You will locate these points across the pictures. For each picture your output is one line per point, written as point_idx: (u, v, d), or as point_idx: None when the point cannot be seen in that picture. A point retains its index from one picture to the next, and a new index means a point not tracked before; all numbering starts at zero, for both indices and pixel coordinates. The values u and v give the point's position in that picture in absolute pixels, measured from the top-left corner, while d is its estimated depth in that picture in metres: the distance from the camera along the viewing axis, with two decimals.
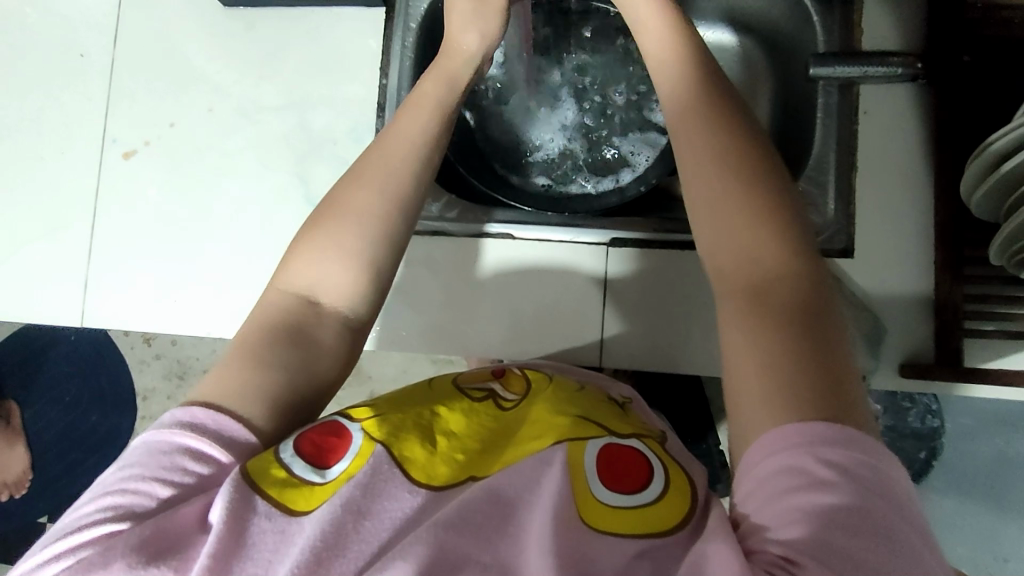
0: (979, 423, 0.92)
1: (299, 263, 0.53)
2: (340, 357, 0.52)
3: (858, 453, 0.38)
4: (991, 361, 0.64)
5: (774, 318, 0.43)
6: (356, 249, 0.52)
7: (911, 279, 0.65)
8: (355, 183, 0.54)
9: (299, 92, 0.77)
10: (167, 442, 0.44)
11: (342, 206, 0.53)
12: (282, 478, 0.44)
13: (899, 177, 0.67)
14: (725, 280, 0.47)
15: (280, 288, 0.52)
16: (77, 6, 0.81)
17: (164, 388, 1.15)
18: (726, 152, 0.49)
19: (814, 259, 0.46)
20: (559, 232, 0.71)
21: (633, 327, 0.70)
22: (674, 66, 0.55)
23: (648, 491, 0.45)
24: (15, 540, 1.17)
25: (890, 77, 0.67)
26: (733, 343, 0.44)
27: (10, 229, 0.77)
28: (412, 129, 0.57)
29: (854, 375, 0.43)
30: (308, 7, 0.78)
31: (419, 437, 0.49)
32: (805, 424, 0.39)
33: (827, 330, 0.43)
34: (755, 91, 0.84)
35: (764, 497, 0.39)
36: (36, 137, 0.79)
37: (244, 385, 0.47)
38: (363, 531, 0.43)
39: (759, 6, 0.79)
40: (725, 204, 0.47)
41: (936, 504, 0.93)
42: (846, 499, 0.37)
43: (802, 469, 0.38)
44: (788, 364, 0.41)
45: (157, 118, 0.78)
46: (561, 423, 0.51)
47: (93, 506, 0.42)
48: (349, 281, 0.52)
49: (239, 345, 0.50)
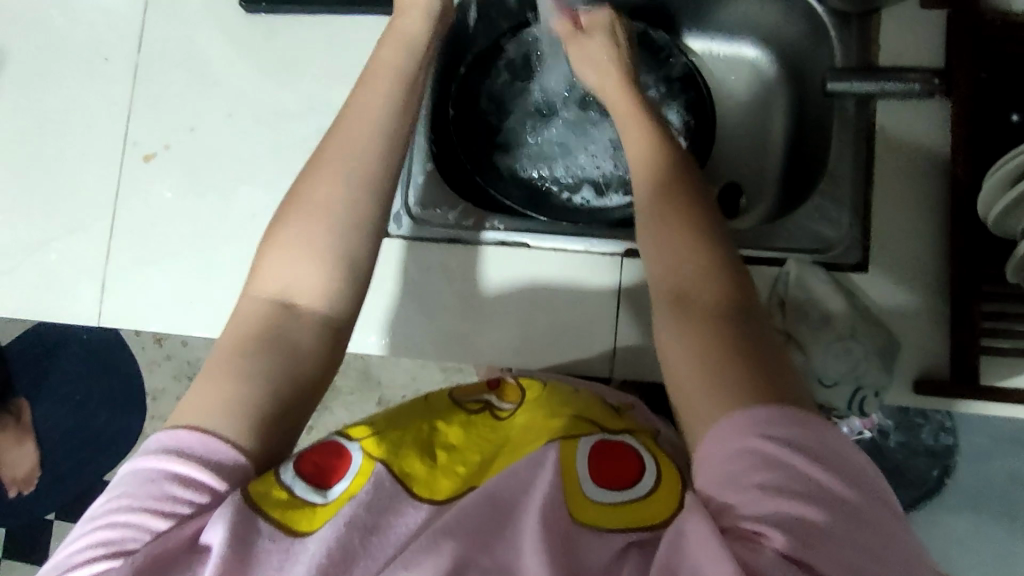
0: (994, 442, 0.94)
1: (270, 261, 0.53)
2: (321, 356, 0.52)
3: (799, 426, 0.40)
4: (1009, 378, 0.63)
5: (706, 321, 0.46)
6: (324, 242, 0.52)
7: (924, 297, 0.65)
8: (314, 176, 0.54)
9: (319, 99, 0.77)
10: (156, 470, 0.44)
11: (304, 203, 0.53)
12: (284, 500, 0.44)
13: (917, 192, 0.67)
14: (662, 287, 0.49)
15: (254, 293, 0.52)
16: (104, 10, 0.82)
17: (174, 389, 1.16)
18: (663, 182, 0.54)
19: (740, 267, 0.49)
20: (575, 242, 0.72)
21: (647, 339, 0.69)
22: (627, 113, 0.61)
23: (641, 485, 0.46)
24: (25, 535, 1.19)
25: (907, 93, 0.67)
26: (672, 344, 0.47)
27: (29, 228, 0.78)
28: (372, 108, 0.58)
29: (787, 367, 0.45)
30: (329, 15, 0.79)
31: (418, 453, 0.51)
32: (751, 413, 0.41)
33: (756, 329, 0.46)
34: (772, 103, 0.84)
35: (722, 482, 0.40)
36: (58, 138, 0.80)
37: (222, 398, 0.47)
38: (370, 547, 0.44)
39: (778, 19, 0.79)
40: (659, 220, 0.51)
41: (946, 520, 0.96)
42: (796, 471, 0.39)
43: (752, 450, 0.40)
44: (724, 359, 0.44)
45: (177, 122, 0.79)
46: (555, 424, 0.52)
47: (87, 542, 0.43)
48: (319, 274, 0.52)
49: (217, 357, 0.49)
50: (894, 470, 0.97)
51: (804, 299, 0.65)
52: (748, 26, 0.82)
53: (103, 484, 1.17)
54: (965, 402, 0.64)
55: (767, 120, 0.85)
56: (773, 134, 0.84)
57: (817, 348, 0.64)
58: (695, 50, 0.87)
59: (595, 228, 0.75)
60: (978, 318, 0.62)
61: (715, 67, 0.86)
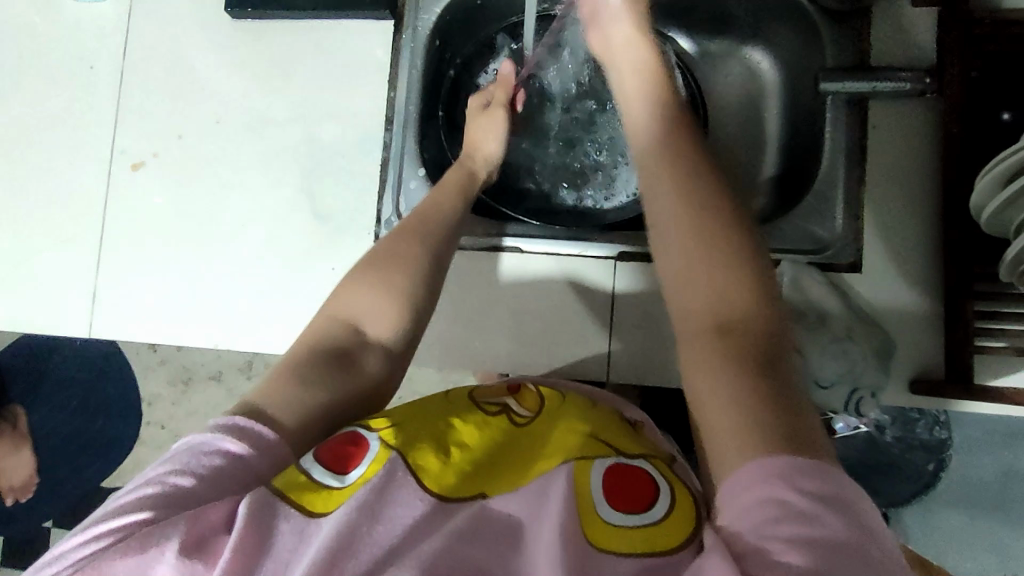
0: (986, 436, 0.97)
1: (351, 288, 0.56)
2: (377, 389, 0.54)
3: (827, 482, 0.39)
4: (1001, 375, 0.64)
5: (733, 353, 0.44)
6: (402, 287, 0.56)
7: (912, 295, 0.66)
8: (406, 233, 0.59)
9: (309, 105, 0.77)
10: (210, 443, 0.44)
11: (394, 251, 0.58)
12: (302, 483, 0.45)
13: (906, 191, 0.67)
14: (684, 304, 0.48)
15: (331, 312, 0.55)
16: (86, 17, 0.81)
17: (168, 395, 1.16)
18: (689, 198, 0.50)
19: (768, 287, 0.47)
20: (568, 246, 0.71)
21: (637, 344, 0.69)
22: (650, 124, 0.57)
23: (655, 510, 0.45)
24: (20, 544, 1.18)
25: (899, 92, 0.67)
26: (698, 374, 0.45)
27: (20, 238, 0.78)
28: (445, 200, 0.64)
29: (810, 407, 0.43)
30: (316, 21, 0.78)
31: (433, 448, 0.51)
32: (780, 460, 0.39)
33: (781, 365, 0.44)
34: (762, 111, 0.84)
35: (747, 531, 0.39)
36: (46, 147, 0.79)
37: (288, 407, 0.48)
38: (375, 535, 0.44)
39: (765, 18, 0.79)
40: (682, 232, 0.49)
41: (942, 514, 0.98)
42: (826, 529, 0.37)
43: (779, 500, 0.38)
44: (755, 396, 0.42)
45: (165, 131, 0.78)
46: (574, 441, 0.52)
47: (132, 493, 0.42)
48: (394, 316, 0.55)
49: (291, 359, 0.51)
50: (890, 464, 0.98)
51: (802, 302, 0.66)
52: (738, 23, 0.82)
53: (99, 490, 1.17)
54: (960, 402, 0.64)
55: (759, 121, 0.84)
56: (766, 136, 0.84)
57: (814, 351, 0.64)
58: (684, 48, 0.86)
59: (592, 230, 0.74)
60: (972, 317, 0.61)
61: (704, 68, 0.87)
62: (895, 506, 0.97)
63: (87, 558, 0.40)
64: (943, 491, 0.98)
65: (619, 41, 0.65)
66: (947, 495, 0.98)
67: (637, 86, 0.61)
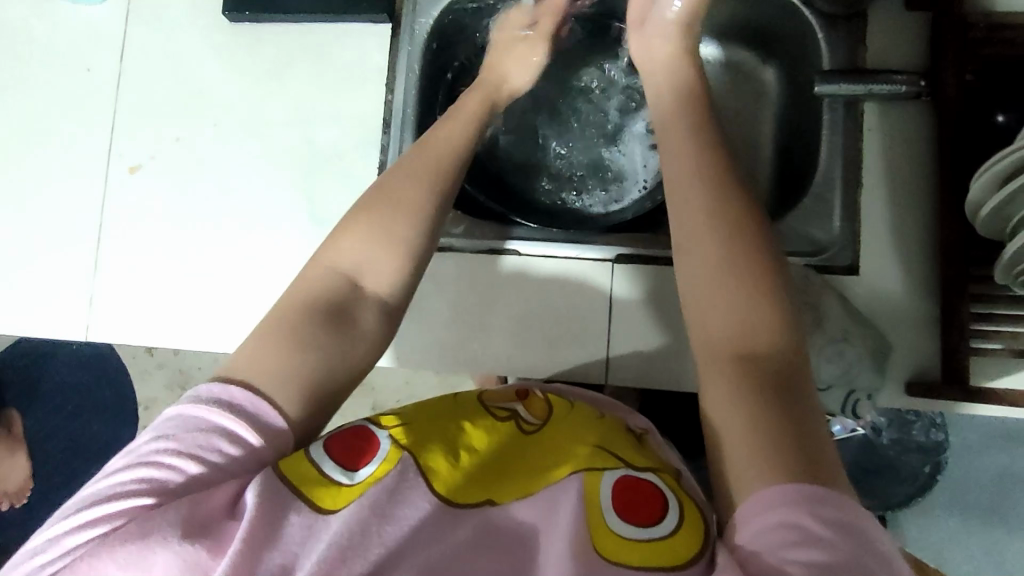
0: (982, 438, 0.97)
1: (348, 236, 0.54)
2: (378, 343, 0.53)
3: (844, 510, 0.39)
4: (997, 379, 0.64)
5: (753, 379, 0.44)
6: (402, 235, 0.54)
7: (910, 298, 0.66)
8: (409, 171, 0.57)
9: (308, 108, 0.77)
10: (206, 422, 0.45)
11: (394, 194, 0.55)
12: (315, 477, 0.45)
13: (903, 194, 0.68)
14: (705, 327, 0.48)
15: (327, 263, 0.53)
16: (84, 20, 0.81)
17: (165, 399, 1.13)
18: (714, 217, 0.50)
19: (788, 316, 0.47)
20: (566, 248, 0.72)
21: (636, 346, 0.69)
22: (680, 138, 0.57)
23: (661, 526, 0.45)
24: (14, 549, 1.17)
25: (894, 94, 0.67)
26: (717, 399, 0.45)
27: (17, 241, 0.77)
28: (454, 132, 0.62)
29: (827, 436, 0.44)
30: (314, 23, 0.78)
31: (443, 450, 0.50)
32: (798, 486, 0.40)
33: (799, 393, 0.44)
34: (760, 116, 0.84)
35: (762, 551, 0.39)
36: (42, 151, 0.79)
37: (283, 368, 0.47)
38: (385, 534, 0.44)
39: (761, 21, 0.79)
40: (706, 252, 0.49)
41: (939, 517, 0.98)
42: (844, 556, 0.37)
43: (796, 525, 0.39)
44: (774, 422, 0.43)
45: (163, 133, 0.78)
46: (581, 453, 0.51)
47: (129, 475, 0.42)
48: (392, 267, 0.53)
49: (286, 312, 0.50)
50: (888, 467, 0.97)
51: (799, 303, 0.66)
52: (736, 26, 0.82)
53: None
54: (958, 404, 0.64)
55: (756, 125, 0.84)
56: (762, 140, 0.84)
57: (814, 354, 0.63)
58: None
59: (589, 233, 0.74)
60: (970, 318, 0.62)
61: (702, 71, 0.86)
62: (890, 508, 0.97)
63: (87, 544, 0.40)
64: (940, 493, 0.98)
65: (664, 52, 0.66)
66: (944, 497, 0.98)
67: (673, 103, 0.61)
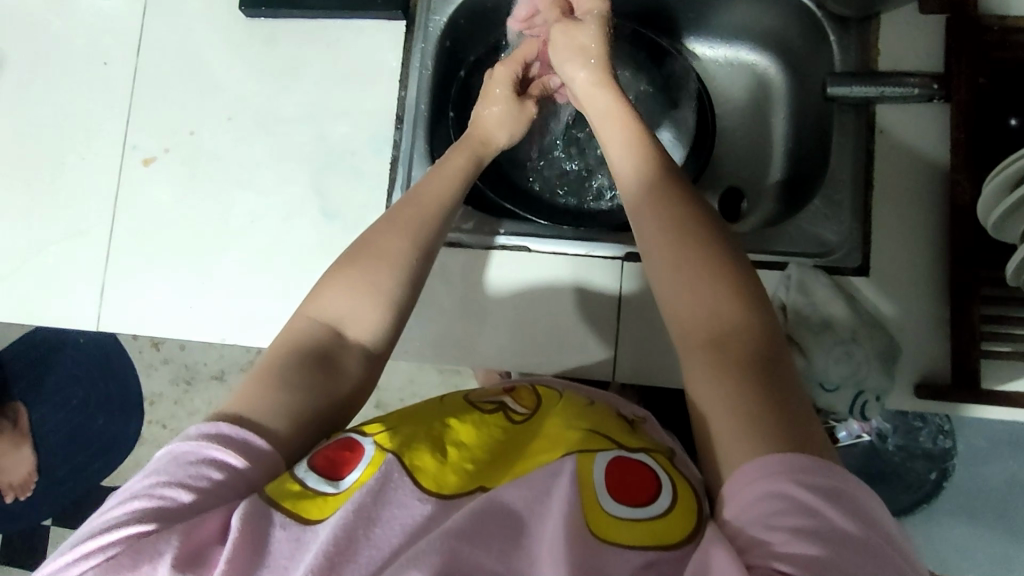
0: (991, 445, 0.96)
1: (332, 289, 0.54)
2: (361, 386, 0.54)
3: (828, 477, 0.39)
4: (1011, 381, 0.63)
5: (734, 370, 0.44)
6: (385, 288, 0.55)
7: (918, 300, 0.66)
8: (391, 225, 0.58)
9: (319, 105, 0.77)
10: (195, 454, 0.45)
11: (375, 248, 0.56)
12: (296, 491, 0.45)
13: (913, 196, 0.68)
14: (683, 327, 0.48)
15: (311, 314, 0.54)
16: (102, 15, 0.82)
17: (170, 395, 1.16)
18: (676, 219, 0.51)
19: (761, 302, 0.48)
20: (575, 246, 0.72)
21: (643, 344, 0.70)
22: (639, 145, 0.58)
23: (655, 505, 0.45)
24: (20, 541, 1.18)
25: (907, 97, 0.68)
26: (706, 396, 0.45)
27: (29, 232, 0.78)
28: (443, 190, 0.62)
29: (811, 414, 0.44)
30: (329, 20, 0.79)
31: (429, 447, 0.49)
32: (782, 457, 0.40)
33: (784, 377, 0.44)
34: (767, 121, 0.85)
35: (749, 524, 0.39)
36: (57, 144, 0.80)
37: (268, 402, 0.48)
38: (373, 537, 0.43)
39: (773, 24, 0.80)
40: (674, 254, 0.50)
41: (945, 523, 0.97)
42: (830, 521, 0.37)
43: (783, 494, 0.39)
44: (760, 408, 0.42)
45: (176, 126, 0.79)
46: (572, 436, 0.50)
47: (121, 509, 0.43)
48: (375, 317, 0.54)
49: (271, 364, 0.51)
50: (893, 473, 0.98)
51: (806, 303, 0.65)
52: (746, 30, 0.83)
53: (99, 488, 1.17)
54: (967, 406, 0.64)
55: (765, 127, 0.85)
56: (774, 141, 0.84)
57: (819, 352, 0.64)
58: (694, 53, 0.87)
59: (599, 231, 0.75)
60: (978, 320, 0.62)
61: (714, 71, 0.87)
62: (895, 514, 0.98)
63: None
64: (947, 500, 0.98)
65: (584, 85, 0.67)
66: (950, 503, 0.98)
67: (613, 118, 0.62)
